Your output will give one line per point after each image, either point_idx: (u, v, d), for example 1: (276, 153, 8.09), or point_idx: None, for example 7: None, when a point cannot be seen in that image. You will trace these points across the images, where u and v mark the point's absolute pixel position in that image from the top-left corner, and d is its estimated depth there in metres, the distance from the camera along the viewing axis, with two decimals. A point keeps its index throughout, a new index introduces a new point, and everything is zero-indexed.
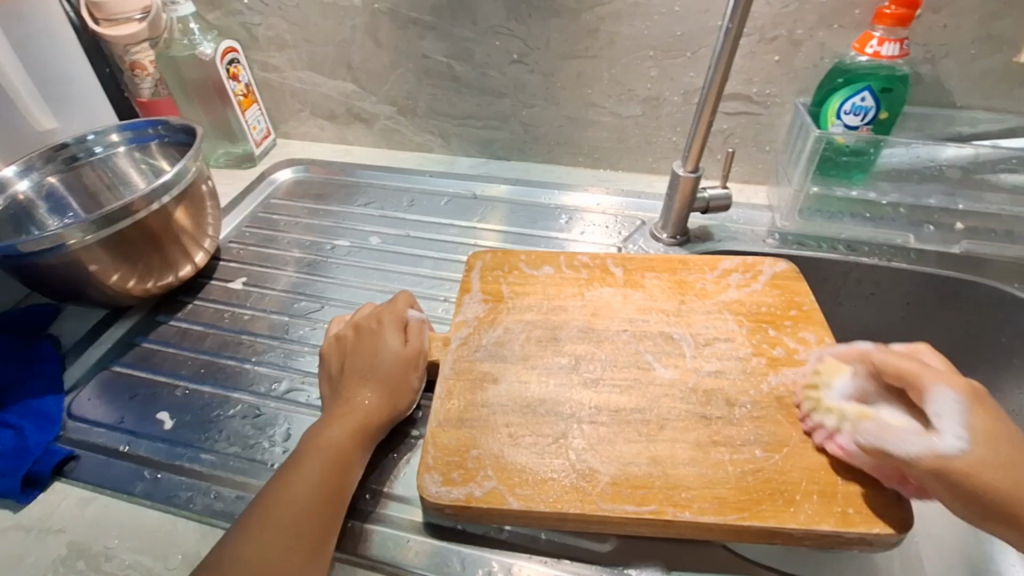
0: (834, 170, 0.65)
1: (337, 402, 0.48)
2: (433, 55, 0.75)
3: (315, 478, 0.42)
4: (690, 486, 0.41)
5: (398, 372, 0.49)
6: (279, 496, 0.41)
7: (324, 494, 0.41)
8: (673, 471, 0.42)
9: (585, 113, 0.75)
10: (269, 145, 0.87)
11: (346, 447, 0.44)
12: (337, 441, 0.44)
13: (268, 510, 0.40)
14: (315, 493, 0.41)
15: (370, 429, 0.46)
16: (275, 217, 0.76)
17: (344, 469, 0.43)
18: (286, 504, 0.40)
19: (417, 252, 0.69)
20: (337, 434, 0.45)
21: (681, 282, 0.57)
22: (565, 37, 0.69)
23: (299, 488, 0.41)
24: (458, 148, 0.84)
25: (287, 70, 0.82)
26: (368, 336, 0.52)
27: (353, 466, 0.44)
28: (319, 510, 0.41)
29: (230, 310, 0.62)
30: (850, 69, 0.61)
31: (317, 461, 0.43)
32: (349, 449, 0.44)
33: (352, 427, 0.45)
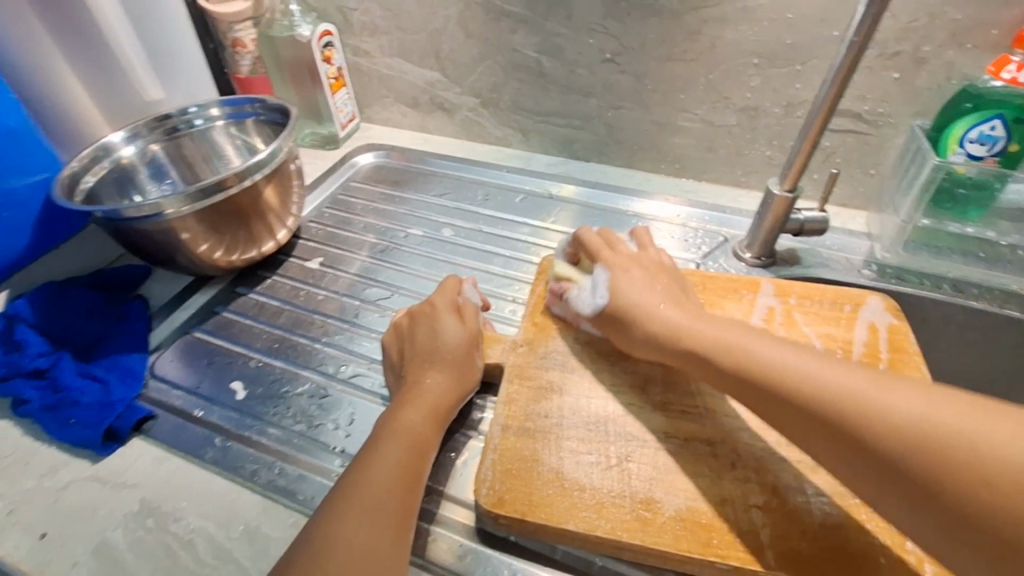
0: (950, 204, 0.59)
1: (405, 386, 0.48)
2: (522, 49, 0.74)
3: (394, 465, 0.41)
4: (762, 532, 0.39)
5: (465, 355, 0.50)
6: (361, 480, 0.40)
7: (404, 481, 0.41)
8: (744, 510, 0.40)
9: (675, 119, 0.72)
10: (353, 129, 0.89)
11: (422, 433, 0.44)
12: (413, 425, 0.44)
13: (350, 495, 0.39)
14: (396, 480, 0.41)
15: (444, 412, 0.46)
16: (353, 200, 0.77)
17: (421, 455, 0.43)
18: (370, 489, 0.39)
19: (489, 248, 0.69)
20: (412, 417, 0.45)
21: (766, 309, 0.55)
22: (664, 39, 0.66)
23: (380, 473, 0.41)
24: (537, 145, 0.82)
25: (377, 56, 0.83)
26: (426, 321, 0.52)
27: (429, 452, 0.44)
28: (401, 497, 0.40)
29: (305, 289, 0.64)
30: (981, 93, 0.55)
31: (396, 446, 0.43)
32: (425, 434, 0.44)
33: (426, 411, 0.45)
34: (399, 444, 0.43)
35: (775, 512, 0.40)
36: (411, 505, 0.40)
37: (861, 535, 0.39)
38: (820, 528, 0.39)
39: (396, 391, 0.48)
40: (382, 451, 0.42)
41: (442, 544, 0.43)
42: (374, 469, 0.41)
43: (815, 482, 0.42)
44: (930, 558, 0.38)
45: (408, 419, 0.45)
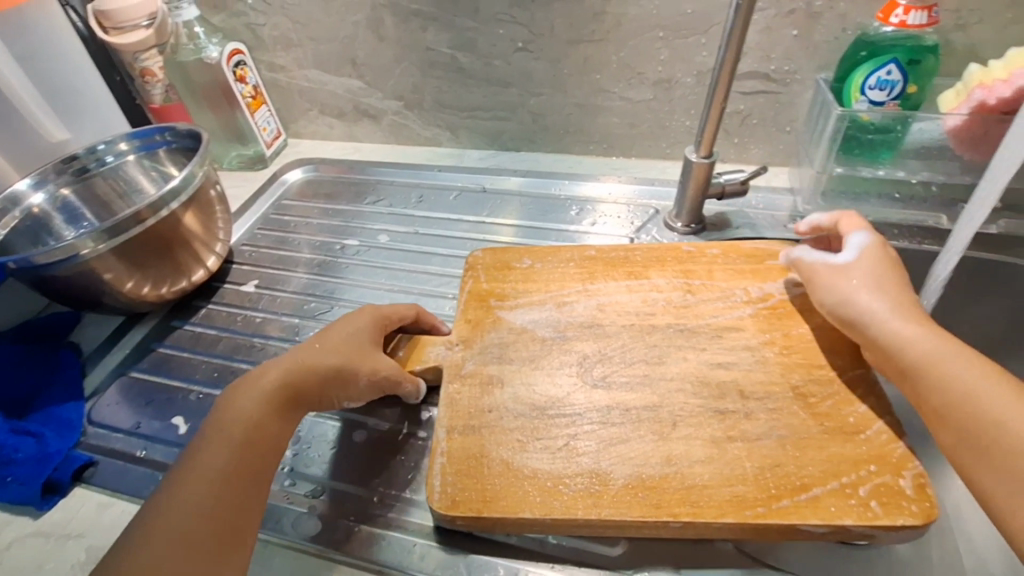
0: (858, 149, 0.61)
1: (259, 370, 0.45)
2: (437, 47, 0.73)
3: (217, 466, 0.38)
4: (708, 483, 0.40)
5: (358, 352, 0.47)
6: (189, 473, 0.38)
7: (230, 482, 0.38)
8: (692, 469, 0.41)
9: (595, 100, 0.73)
10: (281, 146, 0.87)
11: (256, 422, 0.41)
12: (257, 409, 0.42)
13: (173, 492, 0.37)
14: (228, 468, 0.38)
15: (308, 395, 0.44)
16: (287, 217, 0.76)
17: (253, 447, 0.40)
18: (197, 483, 0.37)
19: (427, 249, 0.68)
20: (259, 402, 0.42)
21: (689, 272, 0.56)
22: (571, 21, 0.67)
23: (210, 465, 0.38)
24: (467, 141, 0.82)
25: (294, 70, 0.82)
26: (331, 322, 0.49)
27: (267, 442, 0.41)
28: (236, 490, 0.38)
29: (242, 314, 0.62)
30: (874, 40, 0.57)
31: (219, 445, 0.39)
32: (258, 422, 0.41)
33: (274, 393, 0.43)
34: (238, 433, 0.40)
35: (720, 462, 0.41)
36: (250, 498, 0.38)
37: (799, 469, 0.40)
38: (761, 470, 0.40)
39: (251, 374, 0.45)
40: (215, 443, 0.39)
41: (396, 547, 0.43)
42: (205, 459, 0.39)
43: (752, 431, 0.43)
44: (863, 476, 0.39)
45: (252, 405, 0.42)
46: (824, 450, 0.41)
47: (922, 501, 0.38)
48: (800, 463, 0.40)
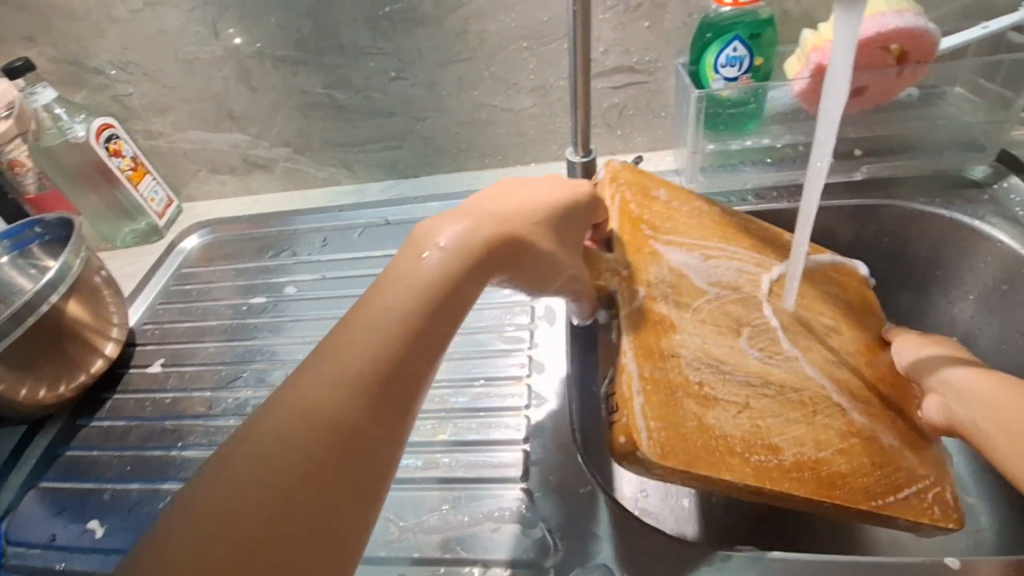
0: (723, 124, 0.64)
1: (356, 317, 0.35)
2: (312, 89, 0.73)
3: (295, 461, 0.29)
4: (862, 452, 0.44)
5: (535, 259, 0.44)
6: (301, 387, 0.32)
7: (281, 496, 0.28)
8: (747, 439, 0.43)
9: (479, 115, 0.74)
10: (174, 213, 0.84)
11: (340, 397, 0.31)
12: (402, 302, 0.35)
13: (260, 451, 0.29)
14: (356, 379, 0.32)
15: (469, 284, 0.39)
16: (188, 287, 0.73)
17: (306, 433, 0.30)
18: (269, 430, 0.30)
19: (338, 292, 0.67)
20: (406, 295, 0.36)
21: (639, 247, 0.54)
22: (437, 45, 0.68)
23: (319, 374, 0.32)
24: (365, 175, 0.82)
25: (172, 134, 0.79)
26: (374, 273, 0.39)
27: (338, 422, 0.31)
28: (368, 417, 0.31)
29: (151, 398, 0.60)
30: (715, 22, 0.60)
31: (275, 428, 0.30)
32: (356, 390, 0.32)
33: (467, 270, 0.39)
34: (383, 329, 0.34)
35: (744, 425, 0.43)
36: (393, 405, 0.33)
37: (832, 461, 0.43)
38: (864, 440, 0.44)
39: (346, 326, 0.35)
40: (352, 346, 0.33)
41: None
42: (320, 375, 0.32)
43: None
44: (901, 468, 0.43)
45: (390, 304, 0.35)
46: (853, 441, 0.44)
47: (952, 509, 0.43)
48: (835, 451, 0.44)
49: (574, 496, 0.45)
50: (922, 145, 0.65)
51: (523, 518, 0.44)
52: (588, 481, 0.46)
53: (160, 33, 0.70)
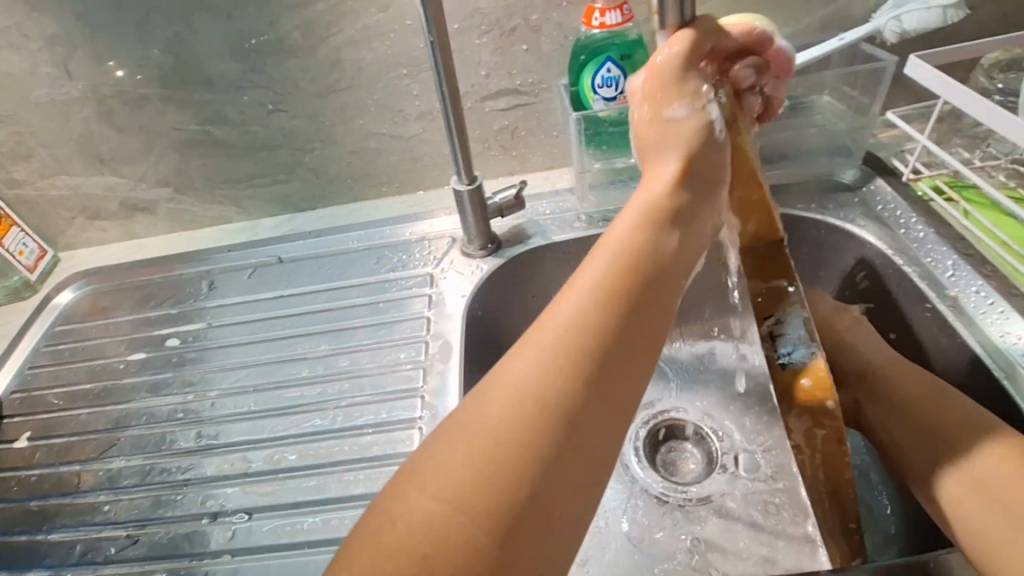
0: (607, 142, 0.65)
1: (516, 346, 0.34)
2: (185, 125, 0.69)
3: (470, 455, 0.31)
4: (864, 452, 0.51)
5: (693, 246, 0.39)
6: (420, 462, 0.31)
7: (485, 497, 0.30)
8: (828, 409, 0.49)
9: (368, 143, 0.72)
10: (50, 264, 0.78)
11: (535, 386, 0.32)
12: (539, 357, 0.33)
13: (442, 458, 0.31)
14: (475, 438, 0.31)
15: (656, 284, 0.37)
16: (62, 347, 0.68)
17: (519, 421, 0.31)
18: (437, 470, 0.31)
19: (224, 341, 0.63)
20: (534, 359, 0.33)
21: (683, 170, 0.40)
22: (313, 75, 0.66)
23: (454, 444, 0.31)
24: (257, 211, 0.78)
25: (38, 181, 0.73)
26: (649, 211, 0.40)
27: (548, 408, 0.32)
28: (561, 404, 0.32)
29: (14, 478, 0.55)
30: (588, 44, 0.61)
31: (457, 443, 0.32)
32: (539, 388, 0.32)
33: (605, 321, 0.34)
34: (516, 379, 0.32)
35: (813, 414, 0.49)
36: (595, 442, 0.32)
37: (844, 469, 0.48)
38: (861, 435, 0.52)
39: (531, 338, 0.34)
40: (484, 398, 0.33)
41: None
42: (483, 404, 0.32)
43: None
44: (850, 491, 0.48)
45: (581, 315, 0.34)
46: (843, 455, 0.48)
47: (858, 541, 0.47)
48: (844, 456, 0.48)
49: None
50: (796, 152, 0.67)
51: None
52: None
53: (8, 76, 0.65)
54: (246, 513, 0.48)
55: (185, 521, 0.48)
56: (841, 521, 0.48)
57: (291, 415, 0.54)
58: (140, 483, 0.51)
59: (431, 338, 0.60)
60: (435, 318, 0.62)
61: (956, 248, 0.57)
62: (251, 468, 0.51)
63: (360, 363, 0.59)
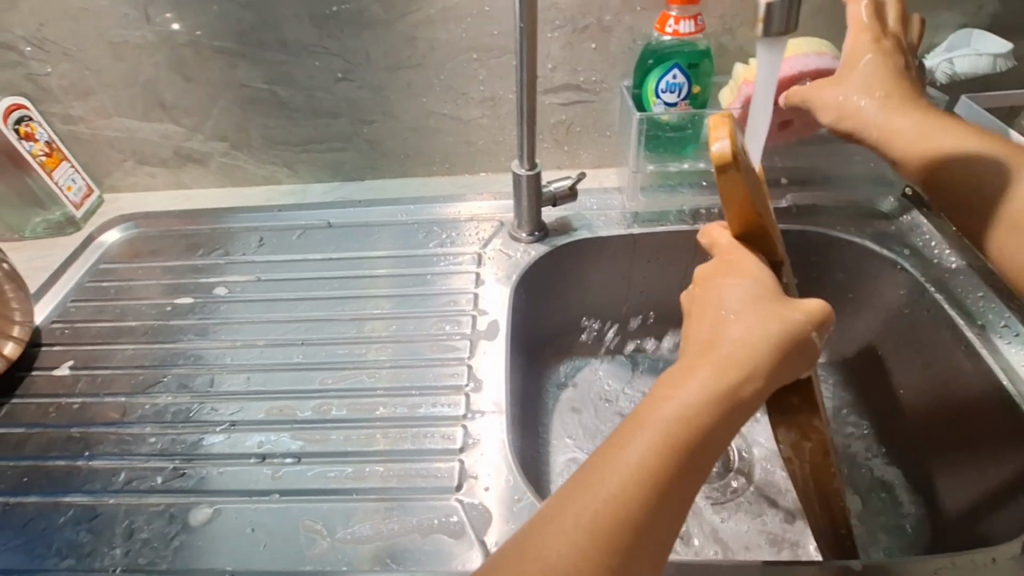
0: (663, 146, 0.67)
1: (596, 463, 0.33)
2: (253, 83, 0.70)
3: None
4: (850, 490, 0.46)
5: (805, 303, 0.36)
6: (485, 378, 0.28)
7: None
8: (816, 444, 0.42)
9: (427, 122, 0.74)
10: (94, 204, 0.78)
11: (599, 518, 0.31)
12: (640, 461, 0.32)
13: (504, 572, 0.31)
14: (593, 534, 0.31)
15: (761, 360, 0.35)
16: (107, 284, 0.68)
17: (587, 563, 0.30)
18: None
19: (272, 296, 0.65)
20: (634, 459, 0.32)
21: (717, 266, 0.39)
22: (385, 49, 0.68)
23: (560, 537, 0.31)
24: (307, 175, 0.79)
25: (95, 120, 0.74)
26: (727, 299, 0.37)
27: (611, 551, 0.30)
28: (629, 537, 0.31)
29: (56, 403, 0.55)
30: (657, 49, 0.63)
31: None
32: (603, 526, 0.31)
33: (710, 397, 0.34)
34: (627, 473, 0.32)
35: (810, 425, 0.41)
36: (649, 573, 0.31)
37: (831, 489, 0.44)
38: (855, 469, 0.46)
39: (609, 451, 0.33)
40: (556, 527, 0.32)
41: None
42: (559, 534, 0.31)
43: None
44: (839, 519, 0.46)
45: (677, 400, 0.34)
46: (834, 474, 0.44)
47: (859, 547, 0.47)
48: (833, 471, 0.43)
49: (508, 507, 0.45)
50: (839, 177, 0.70)
51: (451, 529, 0.44)
52: (524, 490, 0.46)
53: (84, 12, 0.66)
54: (298, 458, 0.49)
55: (233, 459, 0.49)
56: (830, 525, 0.46)
57: (340, 370, 0.57)
58: (188, 420, 0.52)
59: (478, 313, 0.62)
60: (481, 295, 0.64)
61: (987, 281, 0.60)
62: (300, 416, 0.52)
63: (409, 329, 0.61)
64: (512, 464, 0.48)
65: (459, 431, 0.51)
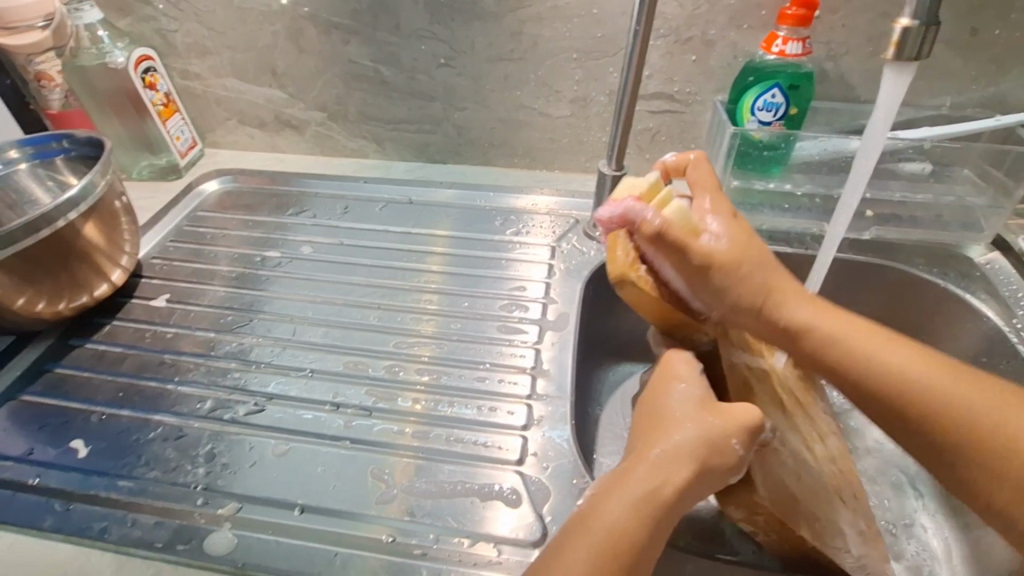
0: (750, 163, 0.67)
1: (592, 496, 0.36)
2: (360, 60, 0.74)
3: None
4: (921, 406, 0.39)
5: (728, 412, 0.38)
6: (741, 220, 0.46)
7: None
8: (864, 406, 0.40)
9: (517, 115, 0.76)
10: (196, 156, 0.84)
11: (609, 533, 0.33)
12: (630, 492, 0.35)
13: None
14: (604, 554, 0.32)
15: (681, 462, 0.36)
16: (202, 230, 0.73)
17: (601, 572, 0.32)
18: None
19: (352, 260, 0.68)
20: (624, 492, 0.35)
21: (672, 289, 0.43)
22: (490, 40, 0.70)
23: (576, 557, 0.32)
24: (393, 153, 0.83)
25: (210, 78, 0.79)
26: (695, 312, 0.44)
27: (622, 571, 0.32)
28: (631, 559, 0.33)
29: (152, 330, 0.59)
30: (759, 67, 0.64)
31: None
32: (614, 541, 0.33)
33: (636, 500, 0.34)
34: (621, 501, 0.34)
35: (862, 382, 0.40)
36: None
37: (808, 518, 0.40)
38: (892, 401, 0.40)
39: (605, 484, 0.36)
40: (569, 550, 0.33)
41: (322, 559, 0.41)
42: (573, 555, 0.33)
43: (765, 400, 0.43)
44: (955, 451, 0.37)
45: (658, 448, 0.37)
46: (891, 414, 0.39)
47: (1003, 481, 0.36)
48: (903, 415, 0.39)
49: (568, 488, 0.45)
50: (927, 217, 0.69)
51: (508, 499, 0.45)
52: (584, 474, 0.46)
53: None
54: (371, 412, 0.51)
55: (309, 403, 0.52)
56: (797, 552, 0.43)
57: (412, 336, 0.59)
58: (269, 362, 0.56)
59: (549, 301, 0.63)
60: (552, 285, 0.65)
61: None
62: (373, 373, 0.55)
63: (479, 307, 0.62)
64: (573, 448, 0.48)
65: (524, 409, 0.52)
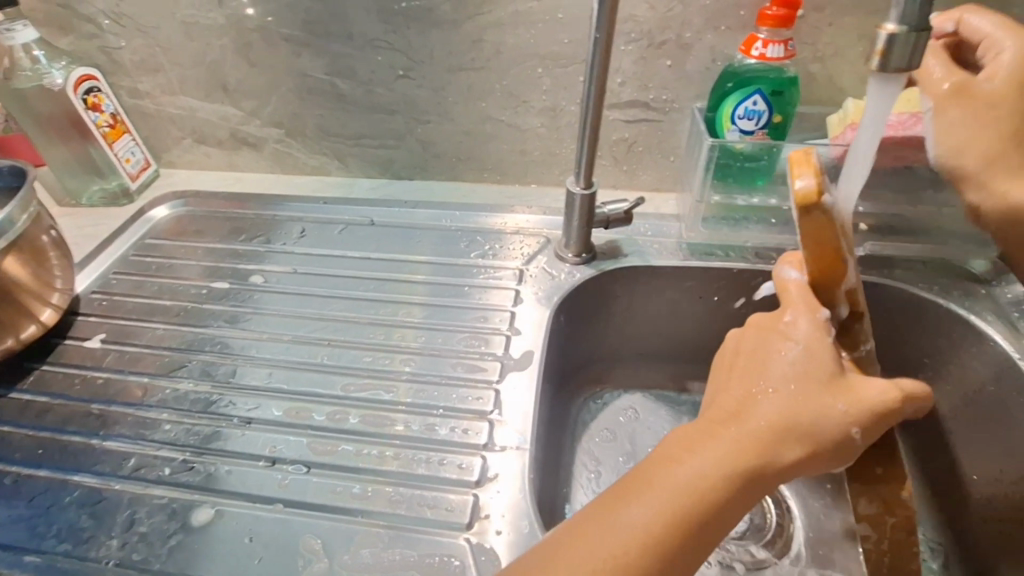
0: (733, 176, 0.61)
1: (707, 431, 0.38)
2: (314, 73, 0.70)
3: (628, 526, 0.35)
4: None
5: (857, 397, 0.37)
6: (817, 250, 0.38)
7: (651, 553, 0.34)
8: None
9: (483, 127, 0.71)
10: (150, 177, 0.79)
11: (705, 481, 0.35)
12: (726, 449, 0.36)
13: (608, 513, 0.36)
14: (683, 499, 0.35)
15: (795, 436, 0.37)
16: (149, 259, 0.69)
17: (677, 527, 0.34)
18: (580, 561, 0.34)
19: (305, 291, 0.63)
20: (718, 447, 0.37)
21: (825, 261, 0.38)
22: (450, 49, 0.65)
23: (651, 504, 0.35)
24: (357, 170, 0.78)
25: (159, 96, 0.75)
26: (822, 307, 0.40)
27: (705, 520, 0.35)
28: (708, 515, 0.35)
29: (83, 375, 0.55)
30: (739, 72, 0.58)
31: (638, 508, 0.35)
32: (709, 488, 0.35)
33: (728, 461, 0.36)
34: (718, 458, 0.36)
35: None
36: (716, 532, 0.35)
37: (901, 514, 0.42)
38: None
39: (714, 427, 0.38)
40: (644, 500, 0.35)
41: None
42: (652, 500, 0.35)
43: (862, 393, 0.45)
44: None
45: (773, 403, 0.38)
46: None
47: None
48: None
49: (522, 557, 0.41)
50: (929, 229, 0.63)
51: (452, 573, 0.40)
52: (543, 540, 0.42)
53: None
54: (309, 467, 0.47)
55: (244, 458, 0.47)
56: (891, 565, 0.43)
57: (363, 378, 0.54)
58: (205, 410, 0.51)
59: (513, 334, 0.58)
60: (519, 315, 0.60)
61: None
62: (316, 421, 0.50)
63: (438, 342, 0.57)
64: (531, 508, 0.44)
65: (479, 462, 0.47)
